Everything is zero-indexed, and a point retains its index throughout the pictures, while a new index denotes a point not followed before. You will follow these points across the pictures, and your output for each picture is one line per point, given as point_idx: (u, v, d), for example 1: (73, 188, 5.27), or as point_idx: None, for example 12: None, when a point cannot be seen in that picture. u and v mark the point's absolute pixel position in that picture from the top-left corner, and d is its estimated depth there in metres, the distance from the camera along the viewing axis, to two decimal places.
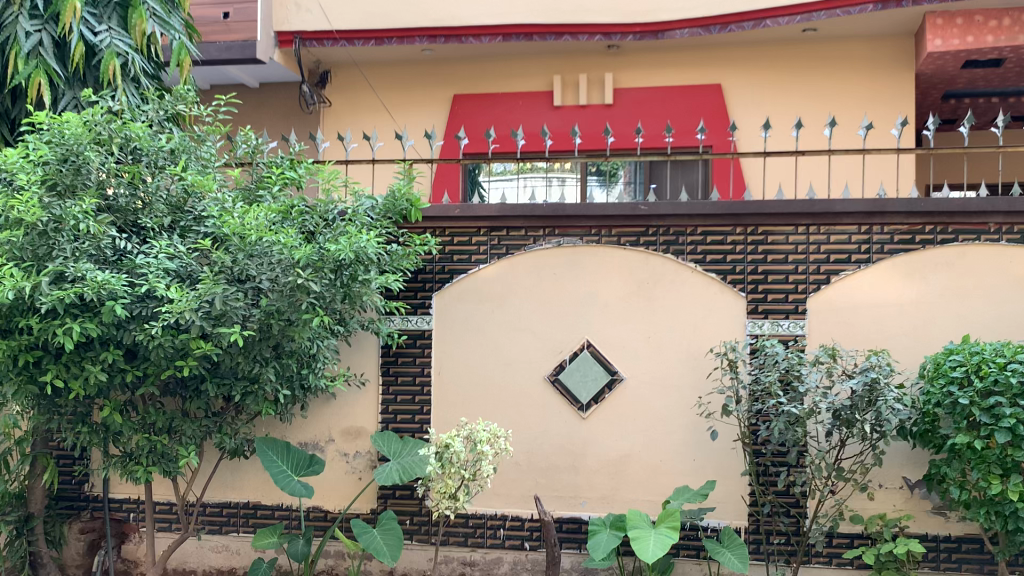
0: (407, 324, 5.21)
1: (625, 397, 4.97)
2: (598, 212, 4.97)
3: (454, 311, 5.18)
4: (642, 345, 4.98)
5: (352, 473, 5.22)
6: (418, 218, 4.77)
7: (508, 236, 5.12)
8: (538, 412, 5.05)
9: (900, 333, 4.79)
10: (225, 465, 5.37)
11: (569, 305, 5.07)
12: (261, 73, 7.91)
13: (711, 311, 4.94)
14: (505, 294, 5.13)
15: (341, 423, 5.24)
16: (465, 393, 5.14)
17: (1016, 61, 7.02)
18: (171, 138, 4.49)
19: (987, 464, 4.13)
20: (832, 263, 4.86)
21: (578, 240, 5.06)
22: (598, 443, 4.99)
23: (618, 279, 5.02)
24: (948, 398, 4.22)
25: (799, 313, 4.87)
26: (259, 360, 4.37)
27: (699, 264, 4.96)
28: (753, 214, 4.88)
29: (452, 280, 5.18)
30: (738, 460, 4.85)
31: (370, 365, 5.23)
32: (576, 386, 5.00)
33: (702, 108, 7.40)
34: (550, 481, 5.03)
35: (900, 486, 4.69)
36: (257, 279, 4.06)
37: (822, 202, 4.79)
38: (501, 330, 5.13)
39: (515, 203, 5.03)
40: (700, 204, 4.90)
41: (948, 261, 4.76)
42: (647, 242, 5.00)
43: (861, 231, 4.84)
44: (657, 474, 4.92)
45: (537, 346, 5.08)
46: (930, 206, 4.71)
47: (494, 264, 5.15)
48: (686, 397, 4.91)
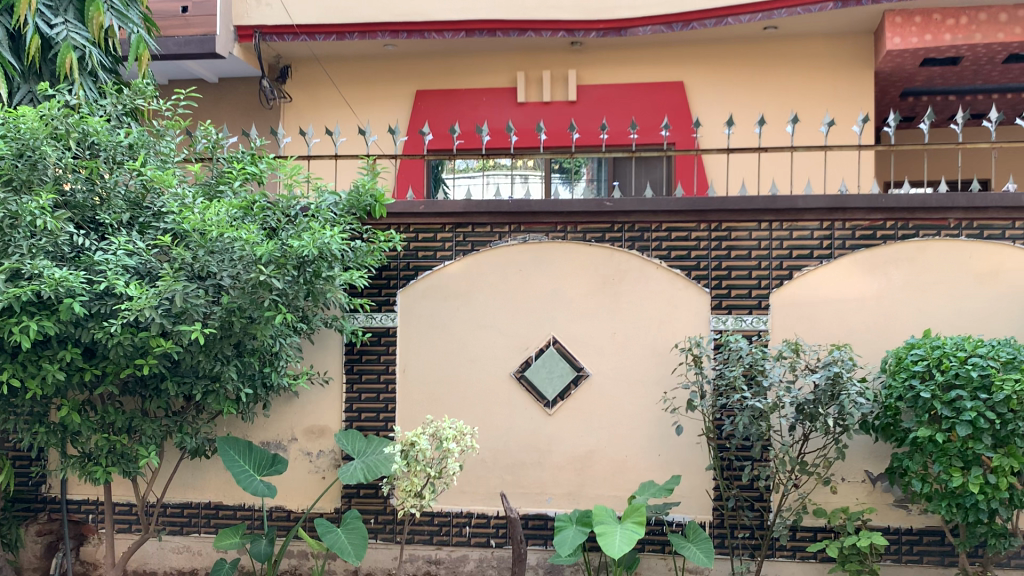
0: (371, 321, 5.17)
1: (591, 393, 4.97)
2: (563, 208, 4.96)
3: (418, 308, 5.15)
4: (607, 341, 4.98)
5: (316, 472, 5.17)
6: (382, 214, 4.74)
7: (473, 233, 5.10)
8: (504, 409, 5.03)
9: (862, 328, 4.83)
10: (186, 464, 5.30)
11: (535, 301, 5.05)
12: (221, 68, 7.82)
13: (676, 307, 4.95)
14: (470, 291, 5.11)
15: (304, 421, 5.19)
16: (431, 390, 5.11)
17: (973, 59, 7.11)
18: (130, 133, 4.41)
19: (949, 457, 4.18)
20: (795, 258, 4.89)
21: (543, 236, 5.05)
22: (563, 439, 4.98)
23: (584, 275, 5.02)
24: (911, 392, 4.27)
25: (763, 308, 4.90)
26: (220, 359, 4.32)
27: (664, 260, 4.97)
28: (717, 210, 4.91)
29: (417, 277, 5.15)
30: (702, 456, 4.87)
31: (333, 362, 5.19)
32: (542, 382, 4.99)
33: (665, 105, 7.41)
34: (515, 477, 5.02)
35: (862, 480, 4.73)
36: (217, 276, 4.02)
37: (784, 198, 4.82)
38: (466, 326, 5.10)
39: (480, 199, 5.01)
40: (665, 201, 4.91)
41: (909, 256, 4.81)
42: (612, 238, 5.01)
43: (824, 227, 4.88)
44: (622, 470, 4.93)
45: (503, 342, 5.06)
46: (891, 202, 4.75)
47: (459, 261, 5.12)
48: (651, 393, 4.92)
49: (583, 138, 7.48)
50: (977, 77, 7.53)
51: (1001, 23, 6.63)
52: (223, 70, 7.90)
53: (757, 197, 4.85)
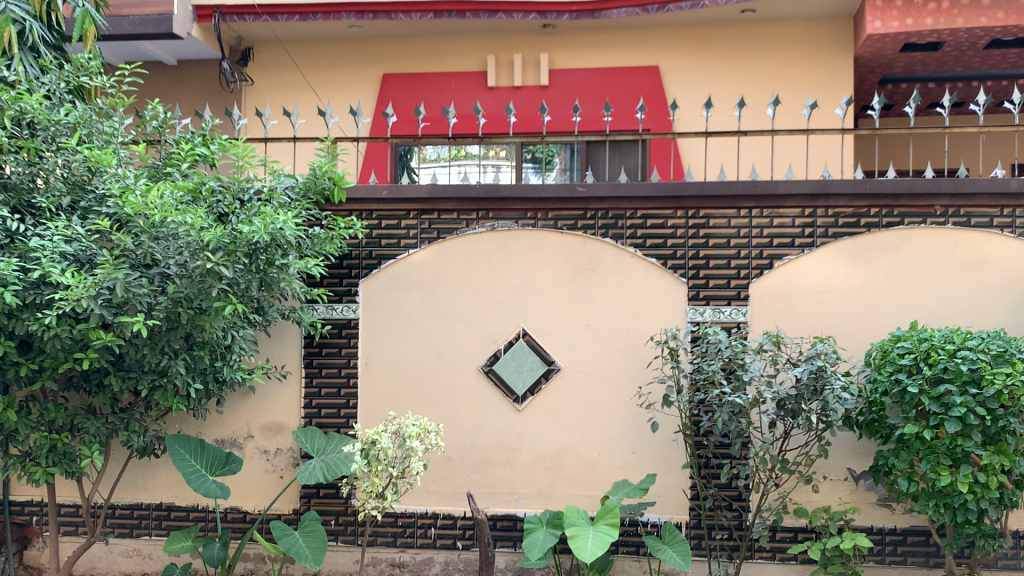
0: (331, 313, 4.91)
1: (562, 388, 4.74)
2: (533, 194, 4.72)
3: (381, 300, 4.89)
4: (580, 333, 4.75)
5: (273, 471, 4.91)
6: (340, 199, 4.43)
7: (439, 220, 4.85)
8: (471, 405, 4.79)
9: (845, 320, 4.63)
10: (136, 463, 5.02)
11: (503, 291, 4.81)
12: (178, 50, 7.51)
13: (651, 298, 4.73)
14: (436, 281, 4.86)
15: (260, 418, 4.93)
16: (394, 386, 4.86)
17: (954, 44, 6.94)
18: (71, 111, 4.11)
19: (937, 455, 3.99)
20: (775, 247, 4.68)
21: (512, 223, 4.81)
22: (533, 436, 4.75)
23: (555, 264, 4.78)
24: (896, 387, 4.06)
25: (741, 299, 4.69)
26: (168, 352, 4.06)
27: (638, 249, 4.75)
28: (694, 196, 4.69)
29: (380, 266, 4.89)
30: (679, 453, 4.66)
31: (291, 356, 4.92)
32: (511, 376, 4.76)
33: (640, 90, 7.19)
34: (483, 477, 4.78)
35: (844, 478, 4.54)
36: (162, 263, 3.75)
37: (765, 183, 4.61)
38: (432, 318, 4.85)
39: (446, 184, 4.76)
40: (640, 186, 4.68)
41: (894, 244, 4.61)
42: (585, 226, 4.77)
43: (805, 214, 4.67)
44: (595, 468, 4.70)
45: (470, 335, 4.82)
46: (876, 188, 4.55)
47: (424, 249, 4.87)
48: (625, 388, 4.70)
49: (555, 124, 7.23)
50: (957, 63, 7.36)
51: (983, 7, 6.45)
52: (181, 51, 7.60)
53: (736, 182, 4.64)
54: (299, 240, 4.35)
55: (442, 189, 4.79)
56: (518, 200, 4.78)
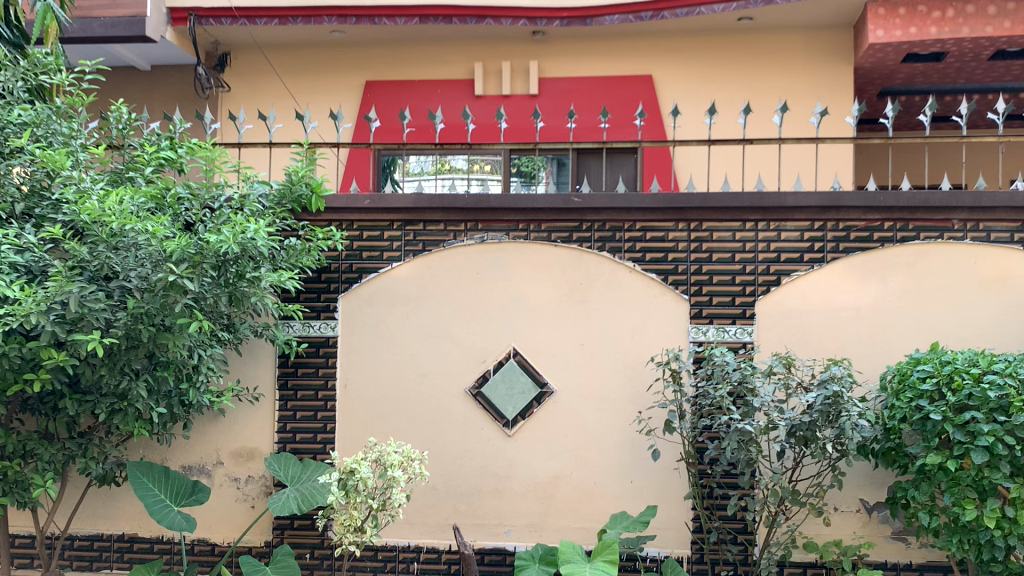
0: (308, 331, 4.59)
1: (555, 413, 4.43)
2: (526, 204, 4.42)
3: (362, 316, 4.57)
4: (574, 353, 4.44)
5: (244, 501, 4.57)
6: (318, 208, 4.09)
7: (424, 231, 4.54)
8: (458, 430, 4.47)
9: (857, 341, 4.34)
10: (97, 491, 4.67)
11: (493, 308, 4.50)
12: (152, 54, 7.18)
13: (650, 316, 4.43)
14: (422, 297, 4.54)
15: (231, 443, 4.59)
16: (375, 409, 4.53)
17: (958, 55, 6.70)
18: (26, 109, 3.77)
19: (961, 487, 3.70)
20: (783, 262, 4.40)
21: (503, 235, 4.51)
22: (524, 463, 4.43)
23: (548, 279, 4.48)
24: (917, 414, 3.78)
25: (747, 318, 4.40)
26: (128, 373, 3.71)
27: (637, 263, 4.45)
28: (697, 208, 4.40)
29: (361, 281, 4.57)
30: (680, 482, 4.35)
31: (264, 377, 4.59)
32: (500, 399, 4.44)
33: (633, 99, 6.91)
34: (470, 508, 4.45)
35: (856, 510, 4.23)
36: (121, 276, 3.43)
37: (773, 195, 4.33)
38: (416, 337, 4.53)
39: (432, 193, 4.46)
40: (639, 197, 4.39)
41: (909, 260, 4.33)
42: (580, 239, 4.47)
43: (815, 228, 4.39)
44: (591, 499, 4.39)
45: (457, 355, 4.50)
46: (890, 201, 4.27)
47: (409, 263, 4.55)
48: (623, 413, 4.39)
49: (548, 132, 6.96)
50: (959, 75, 7.13)
51: (989, 16, 6.21)
52: (154, 56, 7.27)
53: (742, 193, 4.35)
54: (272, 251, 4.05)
55: (428, 199, 4.48)
56: (510, 211, 4.48)
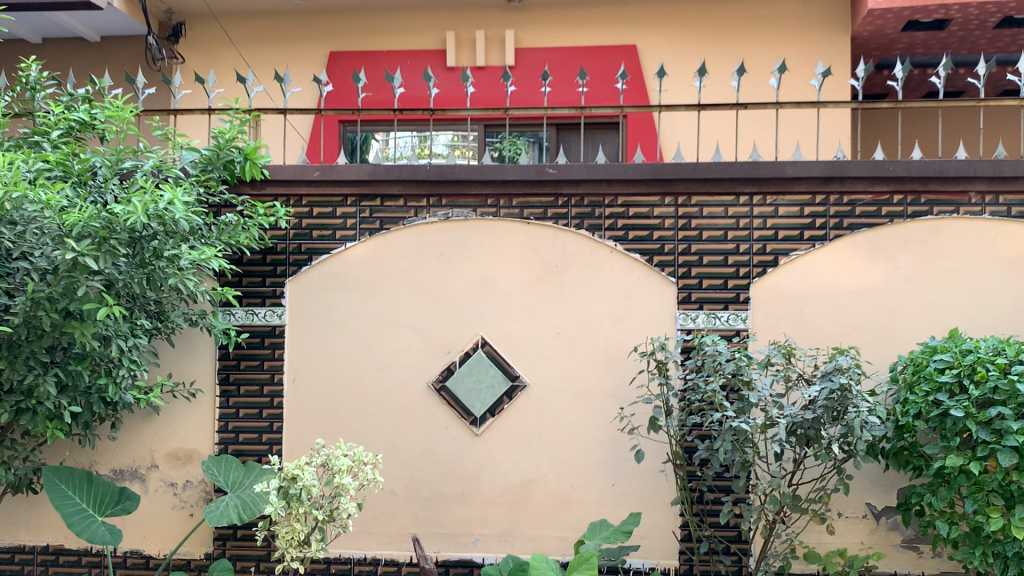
0: (252, 320, 4.10)
1: (527, 409, 3.97)
2: (494, 176, 3.96)
3: (312, 302, 4.08)
4: (549, 343, 3.98)
5: (181, 508, 4.10)
6: (252, 175, 3.59)
7: (382, 207, 4.06)
8: (419, 429, 4.00)
9: (863, 328, 3.89)
10: (17, 498, 4.18)
11: (458, 293, 4.03)
12: (99, 23, 6.66)
13: (633, 302, 3.97)
14: (379, 281, 4.06)
15: (166, 444, 4.12)
16: (328, 405, 4.05)
17: (962, 23, 6.23)
18: None
19: (985, 493, 3.25)
20: (781, 241, 3.95)
21: (470, 212, 4.04)
22: (493, 465, 3.97)
23: (520, 261, 4.01)
24: (935, 409, 3.33)
25: (740, 303, 3.94)
26: (35, 368, 3.25)
27: (619, 242, 3.99)
28: (686, 179, 3.94)
29: (311, 263, 4.09)
30: (666, 486, 3.90)
31: (203, 370, 4.11)
32: (467, 394, 3.98)
33: (613, 67, 6.42)
34: (433, 515, 3.99)
35: (862, 515, 3.79)
36: (19, 254, 2.98)
37: (770, 165, 3.87)
38: (374, 325, 4.05)
39: (390, 165, 3.98)
40: (621, 167, 3.93)
41: (921, 238, 3.88)
42: (555, 215, 4.01)
43: (816, 202, 3.94)
44: (567, 504, 3.93)
45: (419, 346, 4.03)
46: (901, 171, 3.83)
47: (364, 243, 4.07)
48: (603, 409, 3.94)
49: (519, 96, 6.45)
50: (962, 46, 6.66)
51: None
52: (103, 26, 6.75)
53: (735, 163, 3.90)
54: (197, 228, 3.57)
55: (384, 171, 4.00)
56: (476, 184, 4.01)
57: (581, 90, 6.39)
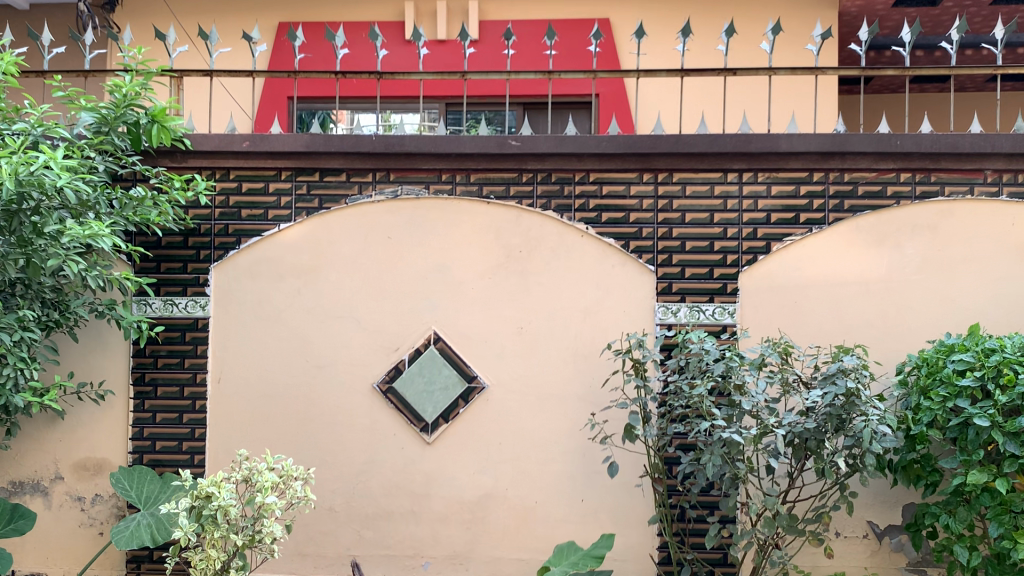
0: (171, 311, 3.58)
1: (485, 415, 3.49)
2: (450, 148, 3.47)
3: (240, 292, 3.57)
4: (511, 339, 3.50)
5: (90, 526, 3.57)
6: (160, 139, 3.06)
7: (320, 183, 3.56)
8: (362, 437, 3.51)
9: (865, 323, 3.44)
10: None
11: (408, 282, 3.54)
12: None
13: (606, 293, 3.50)
14: (318, 268, 3.55)
15: (73, 452, 3.59)
16: (257, 410, 3.54)
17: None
18: None
19: (1012, 515, 2.81)
20: (774, 224, 3.49)
21: (422, 189, 3.55)
22: (447, 479, 3.48)
23: (479, 245, 3.53)
24: (954, 417, 2.90)
25: (728, 294, 3.48)
26: None
27: (591, 225, 3.52)
28: (667, 155, 3.47)
29: (239, 247, 3.57)
30: (642, 503, 3.43)
31: (115, 370, 3.60)
32: (417, 397, 3.50)
33: (585, 32, 5.73)
34: (377, 535, 3.49)
35: (863, 535, 3.33)
36: None
37: (762, 138, 3.41)
38: (311, 318, 3.54)
39: (329, 134, 3.48)
40: (595, 139, 3.44)
41: (930, 222, 3.44)
42: (518, 194, 3.53)
43: (813, 180, 3.49)
44: (531, 523, 3.45)
45: (363, 341, 3.53)
46: (909, 146, 3.38)
47: (301, 224, 3.56)
48: (572, 414, 3.46)
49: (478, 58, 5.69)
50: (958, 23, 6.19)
51: None
52: None
53: (721, 136, 3.43)
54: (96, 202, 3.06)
55: (323, 142, 3.49)
56: (429, 158, 3.51)
57: (550, 54, 5.70)
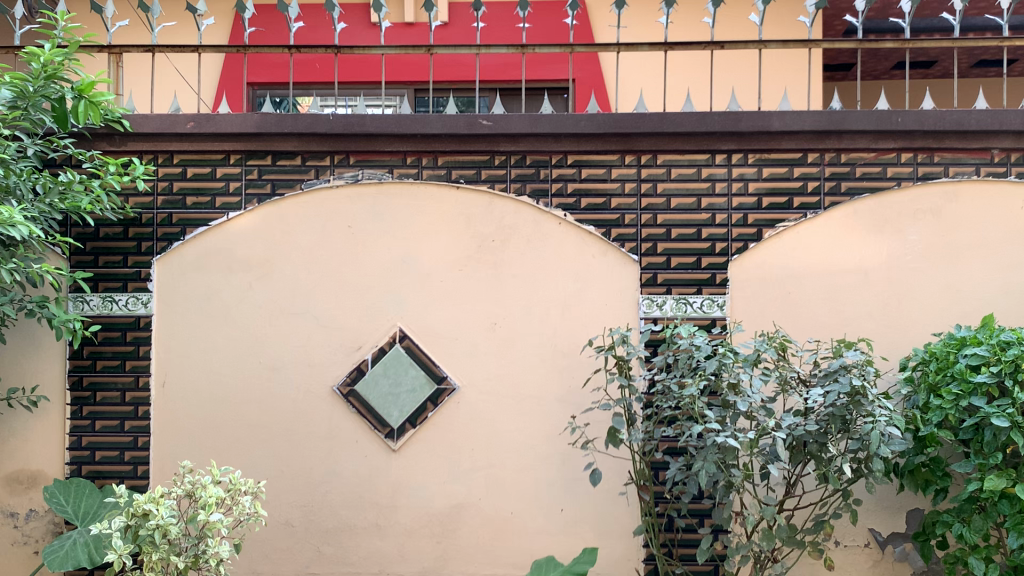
0: (111, 309, 3.28)
1: (455, 418, 3.21)
2: (415, 129, 3.18)
3: (187, 287, 3.27)
4: (483, 336, 3.22)
5: (23, 544, 3.25)
6: (86, 118, 2.75)
7: (273, 168, 3.27)
8: (321, 445, 3.21)
9: (865, 316, 3.19)
10: None
11: (369, 275, 3.25)
12: None
13: (586, 285, 3.23)
14: (271, 261, 3.26)
15: (4, 463, 3.27)
16: (205, 416, 3.24)
17: None
18: None
19: None
20: (766, 209, 3.23)
21: (385, 173, 3.26)
22: (414, 488, 3.20)
23: (447, 234, 3.25)
24: (968, 417, 2.66)
25: (717, 285, 3.22)
26: None
27: (569, 212, 3.25)
28: (649, 135, 3.19)
29: (185, 238, 3.28)
30: (626, 513, 3.17)
31: (49, 374, 3.29)
32: (381, 400, 3.21)
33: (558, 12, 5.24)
34: (338, 551, 3.20)
35: (864, 544, 3.07)
36: None
37: (752, 115, 3.14)
38: (264, 315, 3.25)
39: (282, 114, 3.19)
40: (572, 118, 3.16)
41: (934, 206, 3.19)
42: (490, 178, 3.25)
43: (807, 161, 3.23)
44: (506, 536, 3.17)
45: (321, 340, 3.24)
46: (911, 123, 3.12)
47: (252, 213, 3.27)
48: (550, 417, 3.19)
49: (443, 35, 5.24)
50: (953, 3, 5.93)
51: None
52: None
53: (709, 113, 3.16)
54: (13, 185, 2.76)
55: (275, 121, 3.20)
56: (392, 139, 3.22)
57: (523, 26, 5.21)
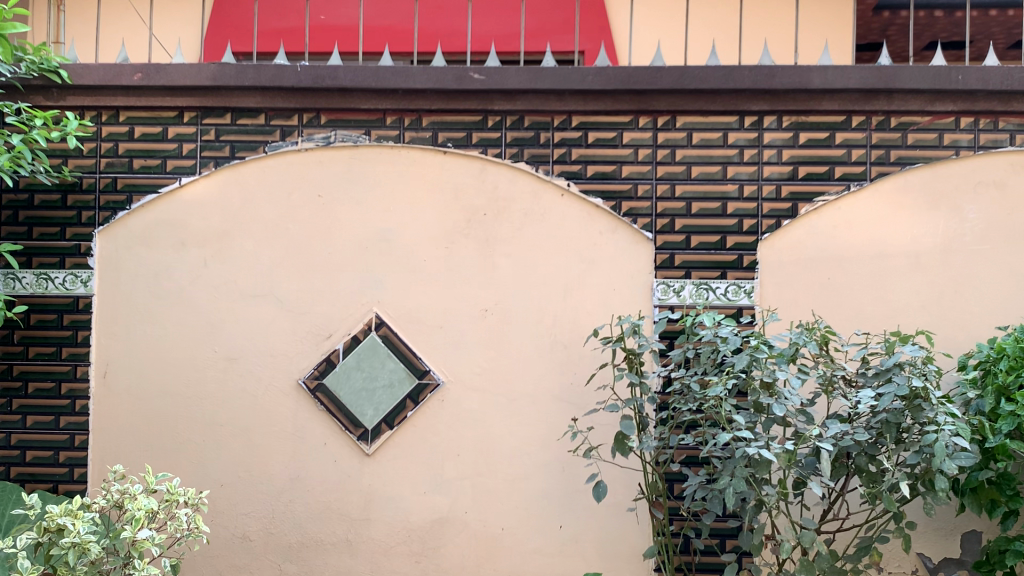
0: (45, 288, 2.86)
1: (437, 418, 2.77)
2: (396, 83, 2.74)
3: (132, 263, 2.84)
4: (471, 323, 2.79)
5: None
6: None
7: (233, 127, 2.84)
8: (284, 446, 2.79)
9: (915, 306, 2.74)
10: None
11: (342, 252, 2.81)
12: None
13: (591, 266, 2.79)
14: (229, 234, 2.83)
15: None
16: (152, 411, 2.81)
17: None
18: None
19: None
20: (801, 181, 2.78)
21: (360, 135, 2.82)
22: (390, 499, 2.77)
23: (432, 205, 2.81)
24: None
25: (744, 269, 2.77)
26: None
27: (574, 182, 2.81)
28: (667, 93, 2.75)
29: (131, 207, 2.85)
30: (634, 531, 2.73)
31: None
32: (353, 397, 2.78)
33: None
34: (302, 570, 2.77)
35: (912, 572, 2.62)
36: None
37: (788, 70, 2.69)
38: (219, 297, 2.82)
39: (242, 64, 2.76)
40: (578, 72, 2.72)
41: (997, 179, 2.74)
42: (483, 141, 2.81)
43: (851, 126, 2.78)
44: (495, 555, 2.74)
45: (286, 326, 2.81)
46: (973, 82, 2.67)
47: (208, 178, 2.84)
48: (548, 418, 2.76)
49: None
50: None
51: None
52: None
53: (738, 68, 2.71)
54: None
55: (233, 73, 2.77)
56: (370, 95, 2.78)
57: None
